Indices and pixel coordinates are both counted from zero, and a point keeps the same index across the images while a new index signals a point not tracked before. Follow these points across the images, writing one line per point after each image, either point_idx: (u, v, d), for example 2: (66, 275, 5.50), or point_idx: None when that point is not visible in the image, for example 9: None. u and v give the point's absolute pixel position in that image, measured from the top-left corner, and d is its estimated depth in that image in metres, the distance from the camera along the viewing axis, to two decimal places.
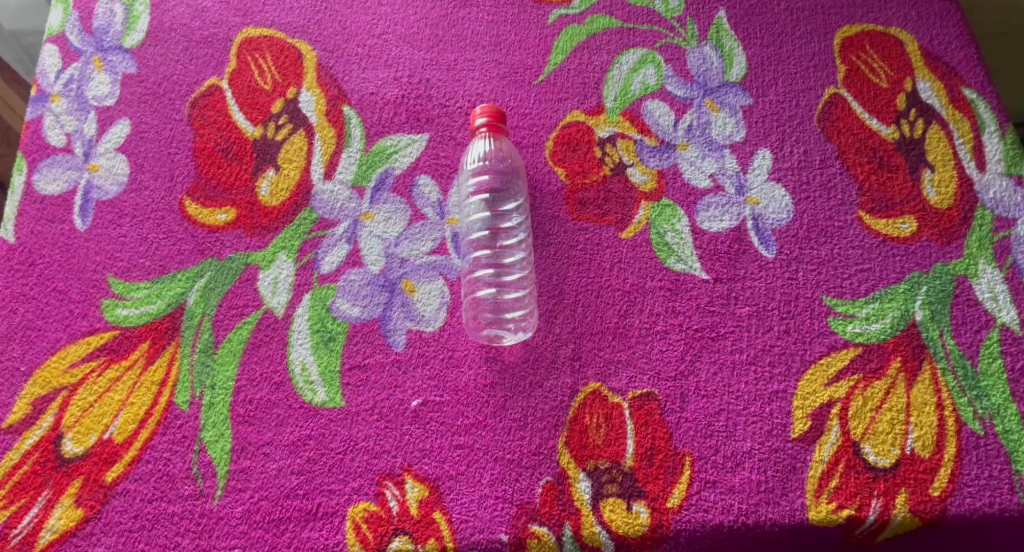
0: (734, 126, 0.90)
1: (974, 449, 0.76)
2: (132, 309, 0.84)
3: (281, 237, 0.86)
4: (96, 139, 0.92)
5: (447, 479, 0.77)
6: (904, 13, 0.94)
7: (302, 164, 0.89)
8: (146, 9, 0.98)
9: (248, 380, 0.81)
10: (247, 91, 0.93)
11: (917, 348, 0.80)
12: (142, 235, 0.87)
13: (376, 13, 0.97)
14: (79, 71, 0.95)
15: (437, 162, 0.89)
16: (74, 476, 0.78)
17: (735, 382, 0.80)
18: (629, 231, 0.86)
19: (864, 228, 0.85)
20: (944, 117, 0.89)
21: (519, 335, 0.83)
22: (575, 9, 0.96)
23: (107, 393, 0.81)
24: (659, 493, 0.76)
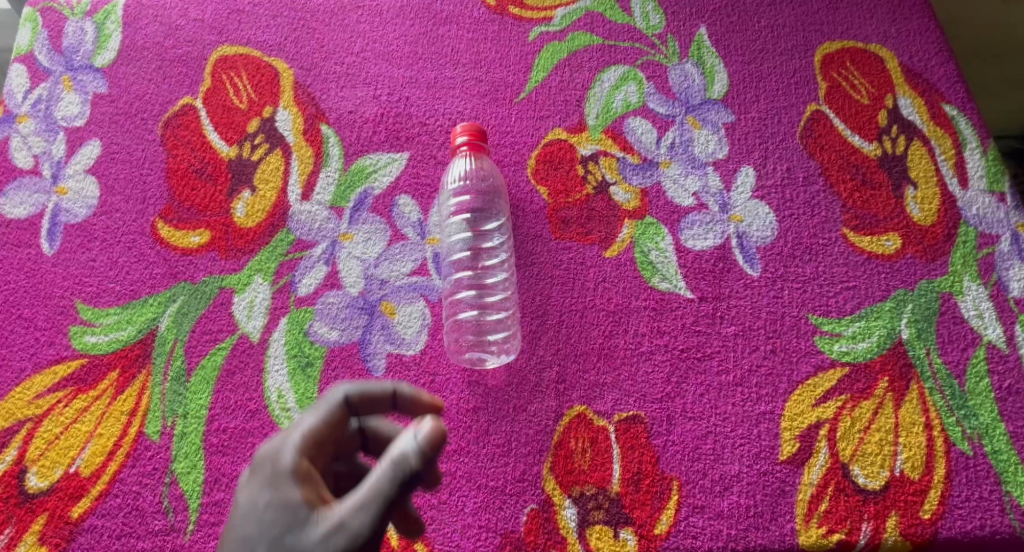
0: (717, 144, 0.89)
1: (963, 470, 0.75)
2: (101, 336, 0.82)
3: (256, 259, 0.84)
4: (65, 160, 0.89)
5: (428, 509, 0.75)
6: (884, 30, 0.94)
7: (279, 184, 0.87)
8: (118, 27, 0.96)
9: (222, 408, 0.79)
10: (222, 110, 0.91)
11: (903, 367, 0.79)
12: (112, 259, 0.85)
13: (354, 31, 0.95)
14: (48, 92, 0.92)
15: (418, 182, 0.87)
16: (38, 513, 0.76)
17: (722, 403, 0.78)
18: (613, 249, 0.84)
19: (849, 246, 0.84)
20: (925, 133, 0.89)
21: (502, 357, 0.81)
22: (556, 26, 0.95)
23: (74, 424, 0.79)
24: (647, 519, 0.74)
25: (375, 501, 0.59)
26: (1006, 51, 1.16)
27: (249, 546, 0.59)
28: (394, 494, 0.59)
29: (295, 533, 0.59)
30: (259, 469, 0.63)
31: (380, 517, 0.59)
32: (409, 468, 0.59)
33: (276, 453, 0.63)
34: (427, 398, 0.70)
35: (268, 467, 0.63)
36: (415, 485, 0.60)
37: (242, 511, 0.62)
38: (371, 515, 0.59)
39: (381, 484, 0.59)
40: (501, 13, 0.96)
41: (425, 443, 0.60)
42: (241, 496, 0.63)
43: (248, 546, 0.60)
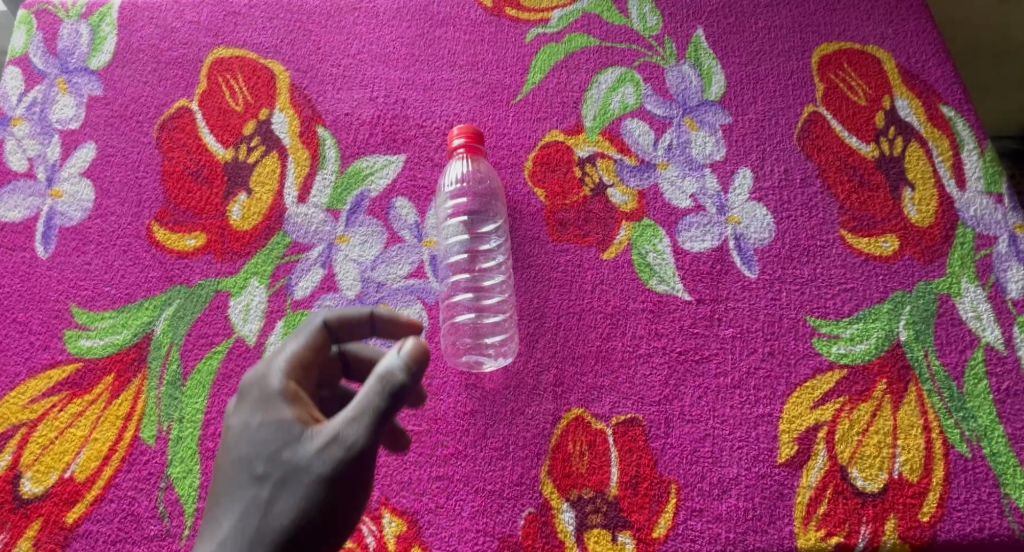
0: (715, 145, 0.89)
1: (962, 473, 0.75)
2: (97, 340, 0.81)
3: (252, 262, 0.84)
4: (60, 163, 0.89)
5: (426, 513, 0.75)
6: (881, 31, 0.94)
7: (275, 187, 0.87)
8: (114, 29, 0.95)
9: (218, 412, 0.78)
10: (217, 112, 0.90)
11: (902, 370, 0.79)
12: (107, 262, 0.84)
13: (350, 33, 0.95)
14: (43, 94, 0.92)
15: (414, 184, 0.87)
16: (33, 518, 0.75)
17: (719, 406, 0.78)
18: (610, 251, 0.84)
19: (846, 247, 0.84)
20: (923, 135, 0.89)
21: (499, 360, 0.81)
22: (553, 28, 0.95)
23: (69, 429, 0.78)
24: (645, 522, 0.74)
25: (365, 416, 0.60)
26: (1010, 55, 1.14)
27: (247, 465, 0.61)
28: (384, 407, 0.60)
29: (291, 448, 0.61)
30: (248, 393, 0.65)
31: (374, 429, 0.60)
32: (395, 384, 0.60)
33: (264, 377, 0.65)
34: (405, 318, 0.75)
35: (257, 390, 0.64)
36: (403, 398, 0.61)
37: (236, 434, 0.63)
38: (364, 427, 0.60)
39: (371, 398, 0.60)
40: (497, 15, 0.96)
41: (409, 360, 0.61)
42: (234, 419, 0.64)
43: (248, 464, 0.61)
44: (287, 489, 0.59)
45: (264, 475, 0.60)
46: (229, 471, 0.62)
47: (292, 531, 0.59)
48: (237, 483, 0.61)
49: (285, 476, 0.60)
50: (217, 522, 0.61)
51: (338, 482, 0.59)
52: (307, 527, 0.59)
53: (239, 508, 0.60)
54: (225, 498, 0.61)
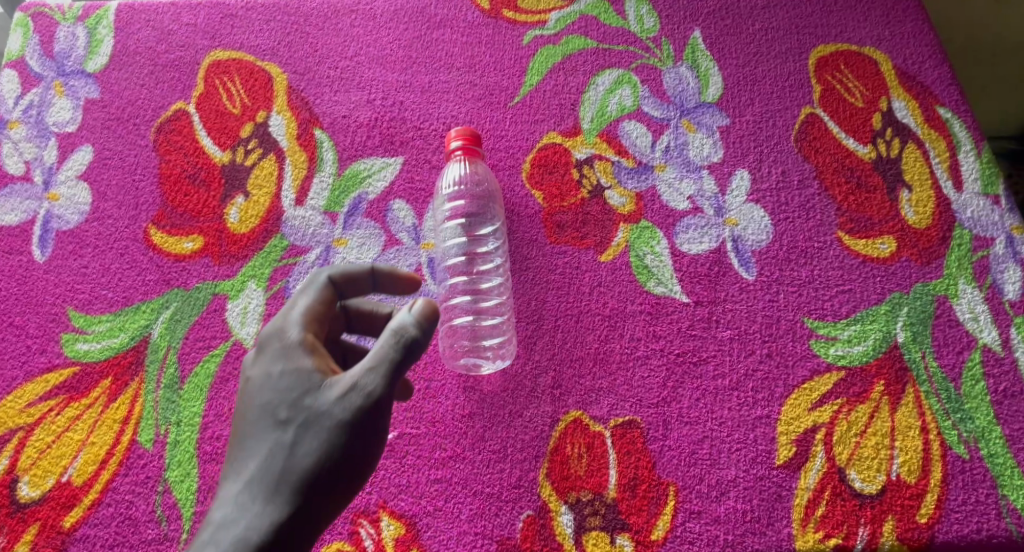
0: (712, 147, 0.89)
1: (960, 474, 0.75)
2: (94, 343, 0.81)
3: (250, 265, 0.84)
4: (57, 166, 0.89)
5: (424, 516, 0.75)
6: (878, 33, 0.94)
7: (272, 190, 0.87)
8: (110, 32, 0.95)
9: (216, 415, 0.78)
10: (215, 115, 0.90)
11: (899, 371, 0.79)
12: (104, 266, 0.84)
13: (348, 35, 0.95)
14: (39, 97, 0.92)
15: (412, 186, 0.87)
16: (30, 522, 0.75)
17: (718, 408, 0.78)
18: (608, 253, 0.84)
19: (844, 249, 0.84)
20: (920, 136, 0.89)
21: (497, 363, 0.81)
22: (550, 30, 0.95)
23: (66, 433, 0.78)
24: (643, 525, 0.74)
25: (382, 366, 0.62)
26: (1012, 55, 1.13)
27: (270, 411, 0.63)
28: (400, 358, 0.62)
29: (312, 396, 0.63)
30: (269, 344, 0.67)
31: (391, 378, 0.62)
32: (410, 338, 0.62)
33: (284, 329, 0.67)
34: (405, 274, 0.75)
35: (277, 341, 0.66)
36: (417, 351, 0.63)
37: (258, 383, 0.65)
38: (382, 377, 0.61)
39: (387, 350, 0.62)
40: (495, 16, 0.96)
41: (421, 316, 0.63)
42: (255, 369, 0.67)
43: (270, 411, 0.64)
44: (309, 433, 0.61)
45: (286, 419, 0.62)
46: (252, 418, 0.64)
47: (313, 474, 0.61)
48: (260, 428, 0.63)
49: (307, 421, 0.62)
50: (240, 464, 0.63)
51: (357, 428, 0.61)
52: (327, 470, 0.61)
53: (262, 450, 0.62)
54: (248, 442, 0.63)
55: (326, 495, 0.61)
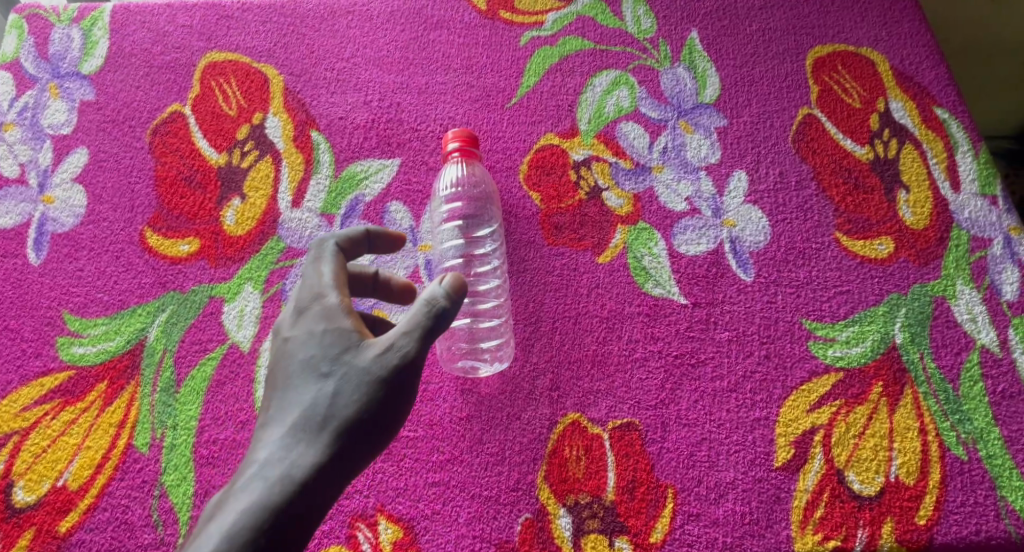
0: (710, 148, 0.89)
1: (958, 475, 0.75)
2: (89, 347, 0.81)
3: (247, 267, 0.83)
4: (52, 169, 0.88)
5: (422, 519, 0.75)
6: (875, 33, 0.94)
7: (269, 192, 0.86)
8: (105, 34, 0.95)
9: (212, 419, 0.78)
10: (210, 117, 0.90)
11: (897, 372, 0.79)
12: (100, 269, 0.84)
13: (344, 36, 0.94)
14: (34, 99, 0.91)
15: (409, 188, 0.87)
16: (25, 527, 0.75)
17: (716, 410, 0.78)
18: (606, 255, 0.84)
19: (842, 250, 0.84)
20: (917, 137, 0.89)
21: (495, 365, 0.80)
22: (547, 31, 0.94)
23: (61, 437, 0.78)
24: (642, 528, 0.74)
25: (418, 327, 0.63)
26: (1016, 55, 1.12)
27: (306, 365, 0.63)
28: (435, 321, 0.63)
29: (351, 353, 0.63)
30: (301, 305, 0.67)
31: (426, 340, 0.63)
32: (441, 306, 0.63)
33: (318, 291, 0.67)
34: (392, 233, 0.76)
35: (312, 302, 0.66)
36: (449, 318, 0.64)
37: (294, 341, 0.65)
38: (417, 340, 0.62)
39: (424, 312, 0.63)
40: (492, 17, 0.95)
41: (451, 286, 0.64)
42: (288, 329, 0.66)
43: (307, 365, 0.63)
44: (349, 385, 0.61)
45: (324, 373, 0.62)
46: (287, 373, 0.64)
47: (352, 426, 0.60)
48: (297, 381, 0.63)
49: (347, 374, 0.62)
50: (276, 414, 0.62)
51: (394, 387, 0.62)
52: (365, 423, 0.61)
53: (300, 401, 0.62)
54: (285, 393, 0.63)
55: (362, 449, 0.61)
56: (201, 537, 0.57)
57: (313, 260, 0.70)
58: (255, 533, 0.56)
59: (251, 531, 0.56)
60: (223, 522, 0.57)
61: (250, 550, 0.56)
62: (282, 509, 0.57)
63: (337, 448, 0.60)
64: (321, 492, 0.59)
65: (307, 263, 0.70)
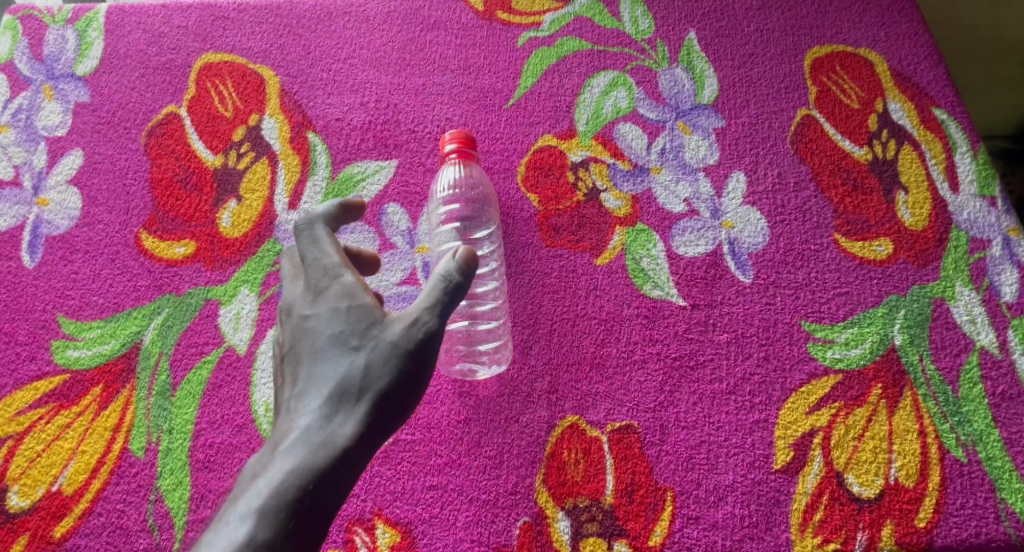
0: (708, 149, 0.88)
1: (958, 478, 0.75)
2: (84, 350, 0.80)
3: (243, 269, 0.83)
4: (46, 171, 0.88)
5: (420, 523, 0.75)
6: (874, 33, 0.94)
7: (265, 194, 0.86)
8: (101, 35, 0.94)
9: (208, 422, 0.77)
10: (207, 119, 0.89)
11: (897, 374, 0.79)
12: (94, 271, 0.83)
13: (341, 37, 0.94)
14: (29, 101, 0.91)
15: (406, 190, 0.86)
16: (20, 532, 0.74)
17: (715, 412, 0.78)
18: (604, 257, 0.84)
19: (840, 251, 0.84)
20: (916, 138, 0.88)
21: (493, 368, 0.80)
22: (545, 32, 0.94)
23: (56, 441, 0.77)
24: (641, 531, 0.74)
25: (437, 300, 0.64)
26: (1020, 54, 1.10)
27: (332, 341, 0.64)
28: (453, 295, 0.64)
29: (376, 328, 0.64)
30: (316, 284, 0.66)
31: (446, 312, 0.64)
32: (456, 281, 0.64)
33: (330, 269, 0.67)
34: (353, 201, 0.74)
35: (328, 280, 0.66)
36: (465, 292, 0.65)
37: (314, 318, 0.65)
38: (441, 313, 0.63)
39: (442, 287, 0.64)
40: (489, 18, 0.95)
41: (466, 260, 0.64)
42: (305, 306, 0.66)
43: (333, 340, 0.64)
44: (378, 357, 0.62)
45: (352, 346, 0.63)
46: (314, 348, 0.64)
47: (385, 394, 0.62)
48: (324, 356, 0.64)
49: (376, 347, 0.63)
50: (306, 386, 0.63)
51: (421, 358, 0.63)
52: (395, 393, 0.62)
53: (330, 374, 0.63)
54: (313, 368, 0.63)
55: (393, 417, 0.63)
56: (246, 498, 0.58)
57: (310, 241, 0.68)
58: (301, 494, 0.58)
59: (296, 493, 0.58)
60: (268, 483, 0.58)
61: (299, 513, 0.58)
62: (325, 473, 0.59)
63: (372, 416, 0.62)
64: (358, 457, 0.61)
65: (301, 244, 0.69)
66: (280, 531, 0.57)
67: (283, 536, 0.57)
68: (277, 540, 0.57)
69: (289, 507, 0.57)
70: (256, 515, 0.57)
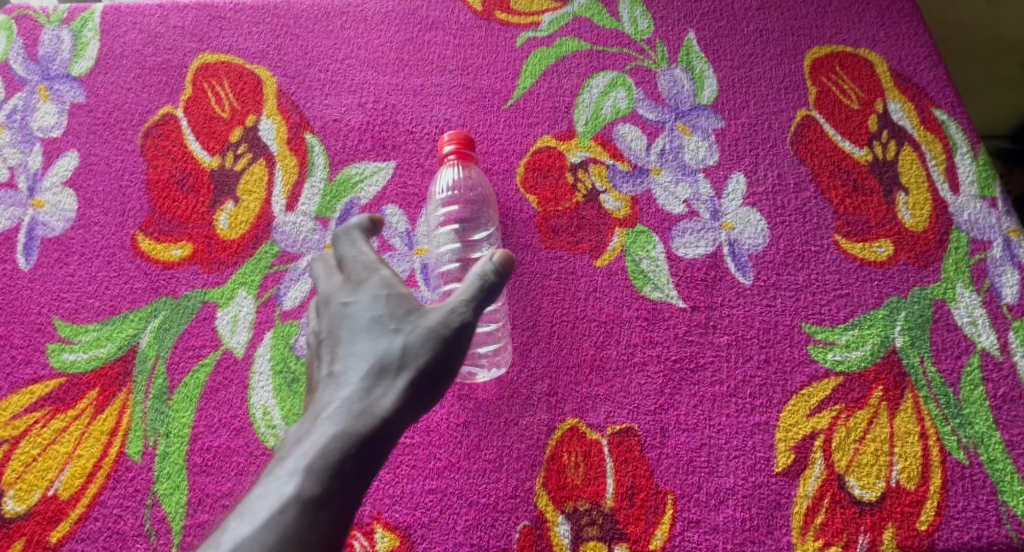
0: (708, 150, 0.88)
1: (959, 480, 0.75)
2: (80, 354, 0.80)
3: (241, 271, 0.82)
4: (42, 172, 0.87)
5: (419, 527, 0.74)
6: (873, 34, 0.93)
7: (262, 195, 0.85)
8: (96, 35, 0.93)
9: (206, 426, 0.77)
10: (203, 119, 0.89)
11: (897, 376, 0.78)
12: (90, 274, 0.83)
13: (339, 37, 0.93)
14: (24, 102, 0.90)
15: (405, 191, 0.86)
16: (16, 537, 0.74)
17: (715, 415, 0.77)
18: (604, 259, 0.83)
19: (841, 252, 0.83)
20: (916, 138, 0.88)
21: (493, 371, 0.80)
22: (544, 32, 0.93)
23: (52, 445, 0.77)
24: (641, 535, 0.73)
25: (474, 292, 0.64)
26: (1020, 53, 1.09)
27: (371, 325, 0.65)
28: (489, 289, 0.64)
29: (415, 315, 0.65)
30: (355, 275, 0.68)
31: (483, 304, 0.64)
32: (491, 281, 0.64)
33: (370, 264, 0.68)
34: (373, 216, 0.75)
35: (367, 272, 0.68)
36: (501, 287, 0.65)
37: (353, 305, 0.66)
38: (478, 304, 0.64)
39: (477, 280, 0.64)
40: (487, 18, 0.94)
41: (503, 263, 0.64)
42: (344, 295, 0.67)
43: (372, 324, 0.65)
44: (416, 339, 0.63)
45: (390, 329, 0.64)
46: (352, 331, 0.65)
47: (421, 375, 0.63)
48: (362, 337, 0.65)
49: (413, 331, 0.64)
50: (344, 364, 0.64)
51: (456, 345, 0.64)
52: (431, 374, 0.63)
53: (368, 352, 0.64)
54: (352, 348, 0.64)
55: (428, 398, 0.64)
56: (289, 460, 0.59)
57: (348, 239, 0.71)
58: (342, 458, 0.59)
59: (337, 458, 0.59)
60: (310, 447, 0.59)
61: (339, 476, 0.59)
62: (364, 442, 0.60)
63: (409, 394, 0.62)
64: (395, 432, 0.62)
65: (341, 242, 0.71)
66: (322, 492, 0.58)
67: (325, 497, 0.58)
68: (319, 500, 0.57)
69: (331, 470, 0.59)
70: (300, 474, 0.58)
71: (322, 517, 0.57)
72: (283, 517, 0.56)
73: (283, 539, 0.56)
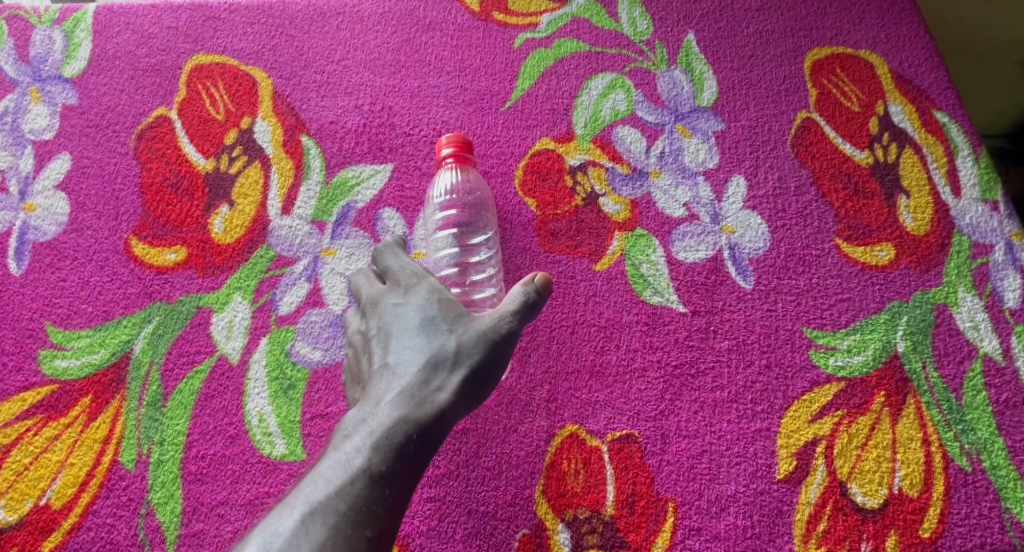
0: (708, 153, 0.87)
1: (963, 487, 0.74)
2: (72, 360, 0.79)
3: (236, 276, 0.81)
4: (33, 175, 0.86)
5: (417, 535, 0.73)
6: (874, 34, 0.92)
7: (258, 199, 0.84)
8: (88, 35, 0.92)
9: (200, 434, 0.76)
10: (197, 121, 0.88)
11: (900, 382, 0.78)
12: (83, 278, 0.82)
13: (335, 38, 0.92)
14: (15, 103, 0.89)
15: (402, 194, 0.85)
16: (8, 548, 0.73)
17: (716, 421, 0.77)
18: (603, 263, 0.82)
19: (842, 256, 0.83)
20: (917, 141, 0.87)
21: None
22: (542, 33, 0.92)
23: (44, 454, 0.76)
24: (642, 543, 0.73)
25: (521, 304, 0.67)
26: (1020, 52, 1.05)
27: (423, 323, 0.69)
28: (534, 302, 0.68)
29: (465, 317, 0.69)
30: (403, 280, 0.72)
31: (529, 316, 0.68)
32: (534, 299, 0.68)
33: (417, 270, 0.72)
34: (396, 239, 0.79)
35: (415, 277, 0.72)
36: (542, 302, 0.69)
37: (404, 306, 0.70)
38: (523, 315, 0.68)
39: (523, 294, 0.68)
40: (485, 19, 0.93)
41: (544, 281, 0.68)
42: (394, 297, 0.71)
43: (424, 322, 0.69)
44: (468, 339, 0.67)
45: (444, 328, 0.68)
46: (405, 329, 0.69)
47: (473, 371, 0.67)
48: (416, 334, 0.68)
49: (466, 331, 0.68)
50: (400, 356, 0.68)
51: (504, 348, 0.68)
52: (482, 372, 0.67)
53: (423, 347, 0.67)
54: (406, 343, 0.68)
55: (477, 394, 0.68)
56: (356, 437, 0.63)
57: (392, 250, 0.74)
58: (405, 441, 0.63)
59: (401, 440, 0.63)
60: (376, 426, 0.63)
61: (402, 455, 0.63)
62: (425, 426, 0.64)
63: (463, 388, 0.66)
64: (449, 423, 0.66)
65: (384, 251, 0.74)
66: (388, 468, 0.62)
67: (391, 473, 0.62)
68: (385, 475, 0.61)
69: (395, 450, 0.62)
70: (368, 449, 0.62)
71: (387, 491, 0.61)
72: (352, 488, 0.60)
73: (353, 507, 0.60)
